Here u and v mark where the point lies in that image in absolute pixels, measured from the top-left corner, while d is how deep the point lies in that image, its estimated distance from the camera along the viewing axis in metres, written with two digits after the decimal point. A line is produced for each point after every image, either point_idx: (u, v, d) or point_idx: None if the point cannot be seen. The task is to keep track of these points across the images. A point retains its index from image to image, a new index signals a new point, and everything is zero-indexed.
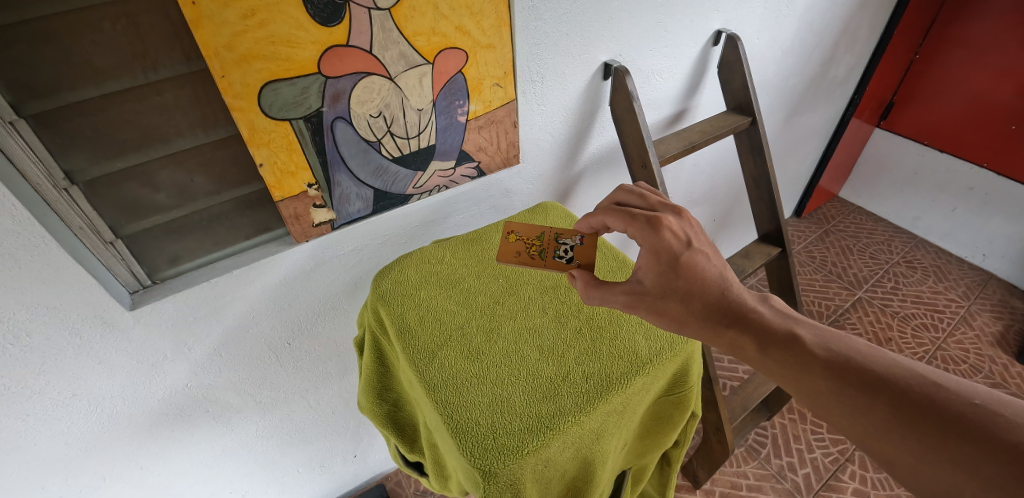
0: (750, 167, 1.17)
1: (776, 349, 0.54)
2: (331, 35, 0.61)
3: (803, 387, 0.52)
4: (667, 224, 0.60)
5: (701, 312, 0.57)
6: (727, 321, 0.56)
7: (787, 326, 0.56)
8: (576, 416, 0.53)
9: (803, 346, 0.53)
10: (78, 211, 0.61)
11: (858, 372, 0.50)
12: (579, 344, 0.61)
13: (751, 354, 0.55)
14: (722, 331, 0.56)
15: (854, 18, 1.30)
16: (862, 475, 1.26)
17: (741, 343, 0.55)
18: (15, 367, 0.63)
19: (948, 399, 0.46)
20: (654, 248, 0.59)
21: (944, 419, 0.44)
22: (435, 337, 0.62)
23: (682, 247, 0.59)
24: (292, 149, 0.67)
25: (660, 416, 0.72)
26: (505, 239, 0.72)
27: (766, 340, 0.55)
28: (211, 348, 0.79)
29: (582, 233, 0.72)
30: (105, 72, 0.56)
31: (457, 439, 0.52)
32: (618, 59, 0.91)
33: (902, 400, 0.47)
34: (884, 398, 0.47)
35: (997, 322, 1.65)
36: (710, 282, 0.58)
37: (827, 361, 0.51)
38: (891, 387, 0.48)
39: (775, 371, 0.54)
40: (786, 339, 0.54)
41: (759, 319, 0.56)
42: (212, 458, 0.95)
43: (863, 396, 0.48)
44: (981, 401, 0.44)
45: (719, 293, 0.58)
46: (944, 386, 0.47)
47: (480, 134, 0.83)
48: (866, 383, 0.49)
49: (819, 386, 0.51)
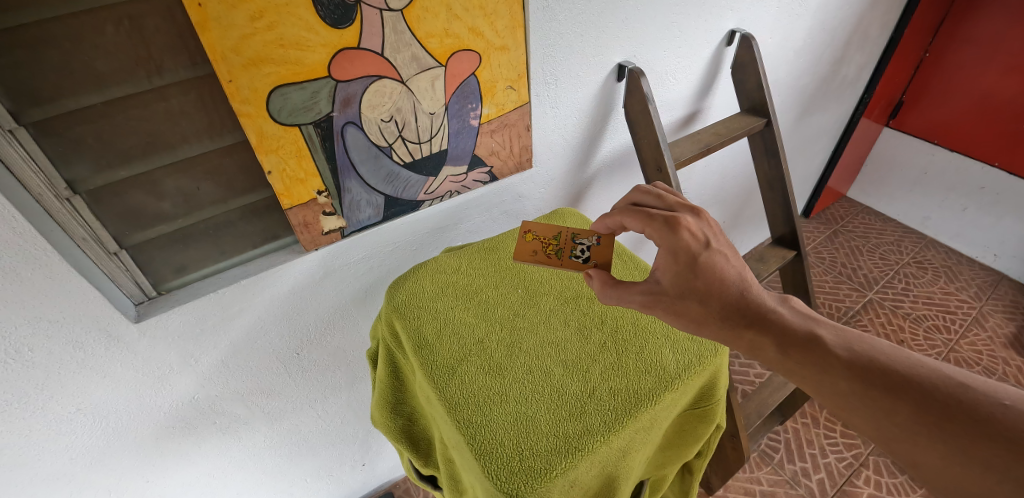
0: (765, 168, 1.15)
1: (797, 350, 0.52)
2: (341, 37, 0.58)
3: (825, 388, 0.50)
4: (682, 223, 0.59)
5: (721, 312, 0.55)
6: (746, 322, 0.54)
7: (808, 327, 0.54)
8: (605, 436, 0.51)
9: (825, 347, 0.51)
10: (80, 221, 0.59)
11: (881, 373, 0.48)
12: (604, 359, 0.59)
13: (771, 355, 0.53)
14: (741, 332, 0.54)
15: (866, 16, 1.28)
16: (878, 480, 1.24)
17: (761, 344, 0.53)
18: (17, 383, 0.61)
19: (975, 400, 0.44)
20: (672, 248, 0.58)
21: (972, 420, 0.43)
22: (454, 349, 0.60)
23: (700, 247, 0.57)
24: (301, 156, 0.65)
25: (683, 429, 0.70)
26: (522, 237, 0.71)
27: (787, 341, 0.53)
28: (219, 359, 0.76)
29: (599, 234, 0.70)
30: (106, 78, 0.53)
31: (483, 461, 0.50)
32: (632, 60, 0.89)
33: (927, 401, 0.45)
34: (909, 400, 0.46)
35: (1010, 322, 1.63)
36: (727, 283, 0.57)
37: (849, 361, 0.49)
38: (915, 389, 0.46)
39: (795, 373, 0.52)
40: (809, 341, 0.52)
41: (778, 319, 0.54)
42: (220, 469, 0.93)
43: (887, 398, 0.46)
44: (1010, 403, 0.42)
45: (737, 293, 0.56)
46: (970, 386, 0.45)
47: (493, 138, 0.81)
48: (890, 384, 0.47)
49: (841, 387, 0.49)
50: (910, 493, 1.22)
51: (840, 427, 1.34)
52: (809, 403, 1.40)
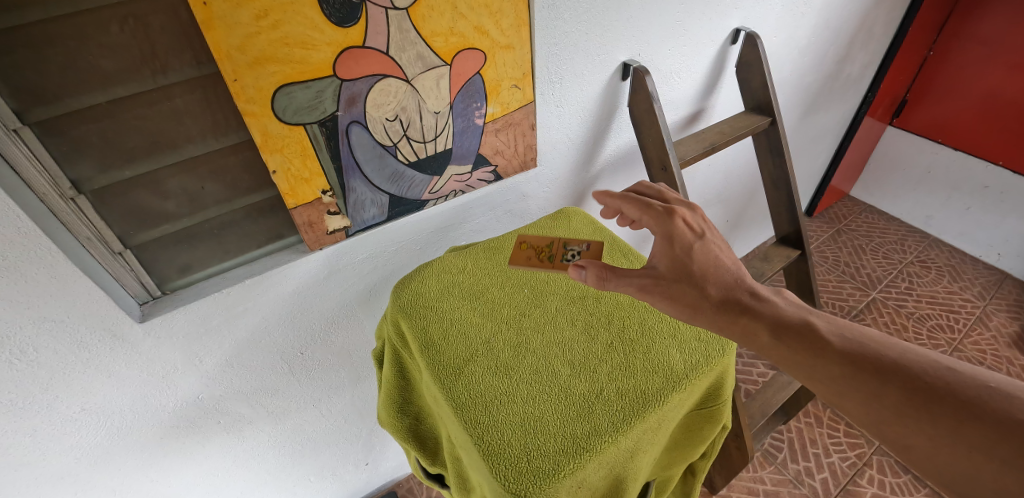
0: (769, 167, 1.15)
1: (789, 335, 0.52)
2: (346, 36, 0.58)
3: (816, 374, 0.49)
4: (678, 213, 0.60)
5: (716, 298, 0.56)
6: (740, 308, 0.54)
7: (800, 314, 0.53)
8: (613, 437, 0.51)
9: (817, 333, 0.51)
10: (85, 221, 0.58)
11: (871, 358, 0.48)
12: (612, 360, 0.59)
13: (764, 341, 0.52)
14: (735, 319, 0.54)
15: (871, 14, 1.28)
16: (881, 480, 1.24)
17: (753, 330, 0.53)
18: (21, 382, 0.61)
19: (963, 382, 0.44)
20: (668, 235, 0.59)
21: (959, 402, 0.43)
22: (460, 349, 0.60)
23: (695, 236, 0.59)
24: (306, 155, 0.65)
25: (689, 430, 0.70)
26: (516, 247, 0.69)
27: (779, 327, 0.52)
28: (223, 359, 0.76)
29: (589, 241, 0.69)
30: (111, 77, 0.53)
31: (491, 462, 0.50)
32: (637, 59, 0.89)
33: (916, 384, 0.45)
34: (897, 384, 0.46)
35: (1014, 322, 1.63)
36: (721, 270, 0.57)
37: (841, 346, 0.49)
38: (904, 372, 0.46)
39: (788, 359, 0.51)
40: (802, 327, 0.52)
41: (771, 307, 0.54)
42: (224, 468, 0.93)
43: (876, 381, 0.46)
44: (996, 385, 0.43)
45: (732, 281, 0.57)
46: (957, 370, 0.45)
47: (498, 137, 0.81)
48: (880, 368, 0.47)
49: (832, 371, 0.48)
50: (913, 493, 1.22)
51: (844, 426, 1.34)
52: (812, 402, 1.40)
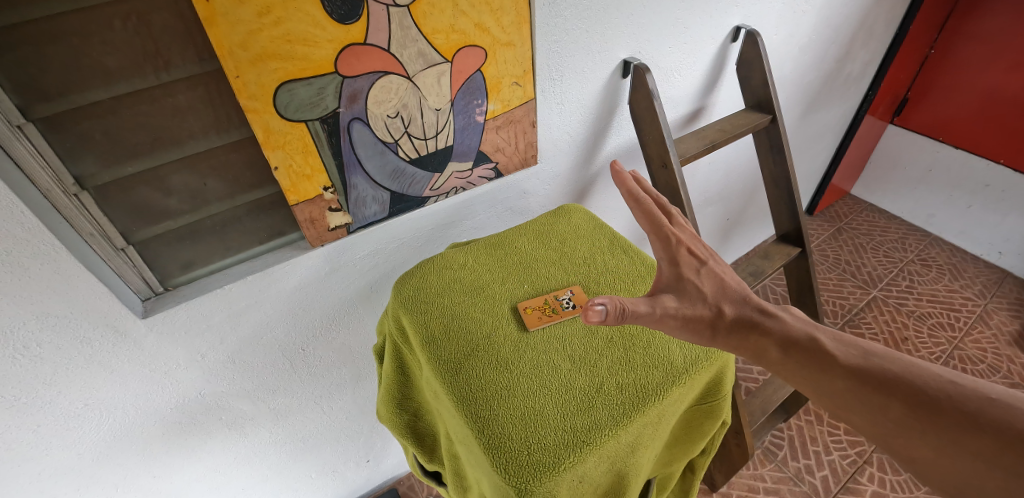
0: (769, 165, 1.15)
1: (797, 351, 0.54)
2: (347, 33, 0.58)
3: (823, 388, 0.52)
4: (680, 237, 0.60)
5: (729, 316, 0.57)
6: (750, 325, 0.57)
7: (807, 331, 0.56)
8: (613, 430, 0.52)
9: (824, 350, 0.54)
10: (88, 217, 0.59)
11: (875, 372, 0.51)
12: (612, 354, 0.59)
13: (774, 356, 0.55)
14: (746, 336, 0.56)
15: (872, 12, 1.28)
16: (881, 477, 1.25)
17: (764, 347, 0.56)
18: (25, 378, 0.61)
19: (964, 395, 0.46)
20: (672, 258, 0.59)
21: (960, 414, 0.45)
22: (462, 345, 0.60)
23: (698, 262, 0.59)
24: (307, 152, 0.65)
25: (689, 426, 0.70)
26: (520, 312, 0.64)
27: (788, 343, 0.55)
28: (225, 355, 0.77)
29: (571, 288, 0.67)
30: (114, 74, 0.53)
31: (491, 455, 0.50)
32: (638, 56, 0.89)
33: (918, 397, 0.48)
34: (900, 397, 0.48)
35: (1015, 320, 1.63)
36: (730, 289, 0.59)
37: (846, 362, 0.52)
38: (908, 386, 0.49)
39: (796, 375, 0.54)
40: (809, 344, 0.55)
41: (780, 323, 0.57)
42: (226, 465, 0.93)
43: (881, 395, 0.49)
44: (996, 396, 0.45)
45: (741, 299, 0.59)
46: (960, 383, 0.47)
47: (498, 134, 0.81)
48: (884, 383, 0.50)
49: (837, 386, 0.51)
50: (913, 490, 1.22)
51: (844, 424, 1.34)
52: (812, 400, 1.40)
